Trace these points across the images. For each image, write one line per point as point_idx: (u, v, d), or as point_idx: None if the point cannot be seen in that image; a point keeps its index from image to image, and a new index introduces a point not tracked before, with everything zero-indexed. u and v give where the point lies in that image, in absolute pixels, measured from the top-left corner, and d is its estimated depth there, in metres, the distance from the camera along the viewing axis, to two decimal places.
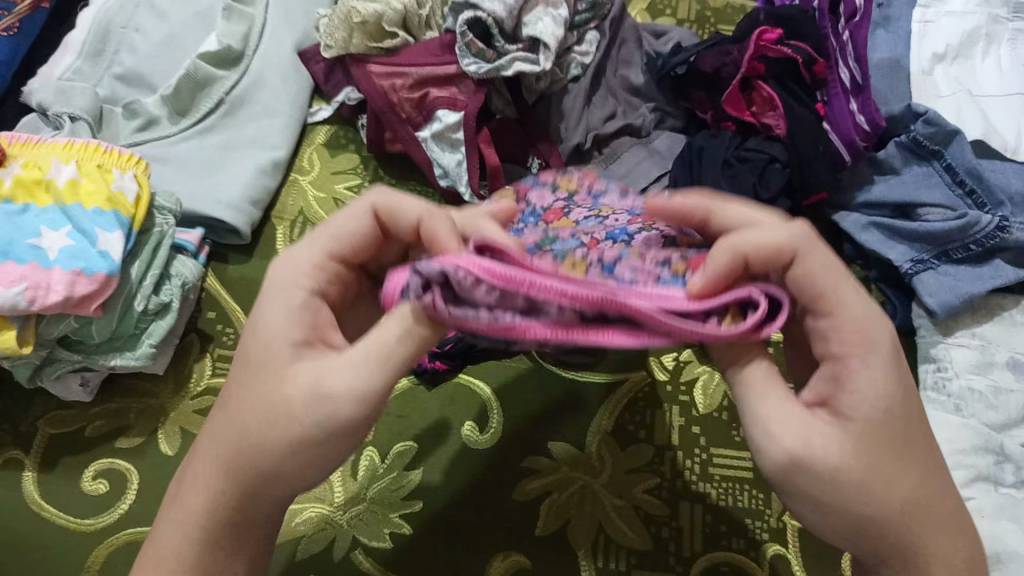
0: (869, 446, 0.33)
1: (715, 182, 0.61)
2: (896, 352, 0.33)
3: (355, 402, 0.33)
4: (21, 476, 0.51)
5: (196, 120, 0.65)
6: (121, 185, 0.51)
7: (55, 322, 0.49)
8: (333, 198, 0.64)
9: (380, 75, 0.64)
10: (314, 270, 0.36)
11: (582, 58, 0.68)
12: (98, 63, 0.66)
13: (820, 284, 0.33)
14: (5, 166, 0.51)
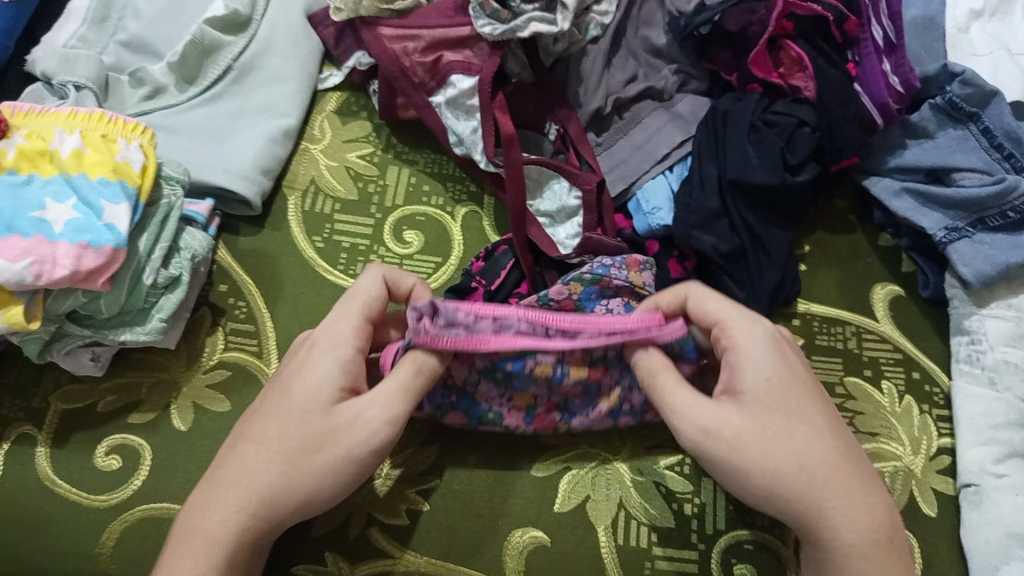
0: (751, 415, 0.44)
1: (741, 150, 0.59)
2: (770, 343, 0.46)
3: (392, 423, 0.43)
4: (33, 452, 0.51)
5: (204, 88, 0.63)
6: (126, 156, 0.49)
7: (63, 297, 0.48)
8: (345, 167, 0.63)
9: (391, 39, 0.61)
10: (354, 334, 0.46)
11: (602, 18, 0.64)
12: (102, 29, 0.64)
13: (714, 311, 0.48)
14: (8, 136, 0.49)
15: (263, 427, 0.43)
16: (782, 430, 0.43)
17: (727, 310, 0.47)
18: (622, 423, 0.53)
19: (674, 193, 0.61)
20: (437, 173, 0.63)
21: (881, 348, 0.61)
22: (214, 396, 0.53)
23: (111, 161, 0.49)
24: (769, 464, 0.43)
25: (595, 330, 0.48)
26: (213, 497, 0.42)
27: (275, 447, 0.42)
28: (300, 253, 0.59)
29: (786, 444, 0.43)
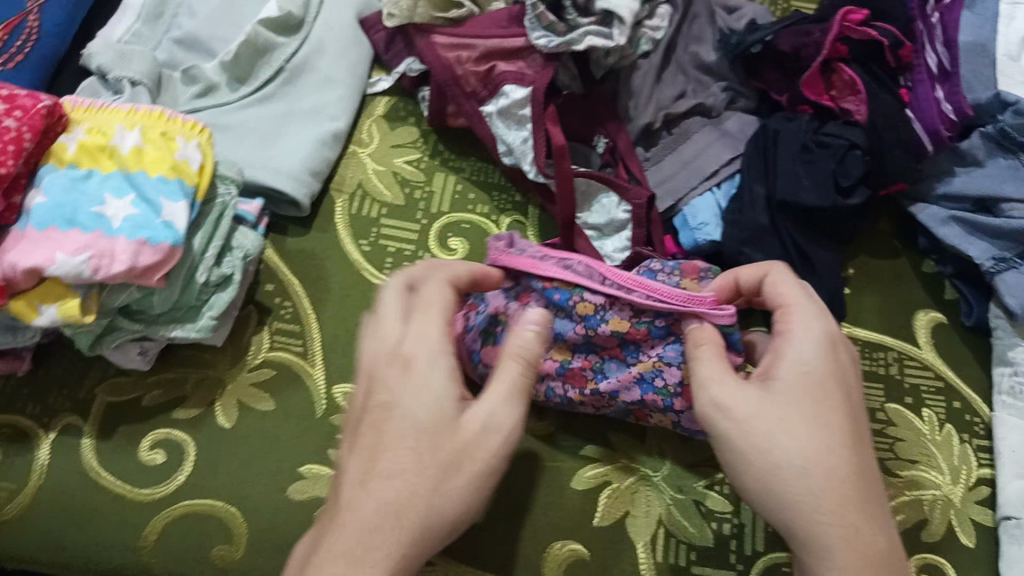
0: (773, 404, 0.43)
1: (794, 171, 0.59)
2: (827, 338, 0.45)
3: (503, 435, 0.43)
4: (79, 444, 0.51)
5: (255, 87, 0.63)
6: (185, 154, 0.50)
7: (118, 291, 0.48)
8: (393, 172, 0.63)
9: (446, 47, 0.61)
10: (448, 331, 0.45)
11: (654, 33, 0.63)
12: (157, 26, 0.65)
13: (783, 298, 0.47)
14: (68, 130, 0.50)
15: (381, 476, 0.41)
16: (798, 422, 0.42)
17: (799, 303, 0.46)
18: (649, 402, 0.52)
19: (722, 210, 0.61)
20: (482, 180, 0.63)
21: (922, 376, 0.61)
22: (260, 395, 0.53)
23: (170, 159, 0.49)
24: (757, 445, 0.43)
25: (646, 291, 0.50)
26: (338, 529, 0.41)
27: (412, 479, 0.41)
28: (347, 257, 0.59)
29: (782, 441, 0.42)
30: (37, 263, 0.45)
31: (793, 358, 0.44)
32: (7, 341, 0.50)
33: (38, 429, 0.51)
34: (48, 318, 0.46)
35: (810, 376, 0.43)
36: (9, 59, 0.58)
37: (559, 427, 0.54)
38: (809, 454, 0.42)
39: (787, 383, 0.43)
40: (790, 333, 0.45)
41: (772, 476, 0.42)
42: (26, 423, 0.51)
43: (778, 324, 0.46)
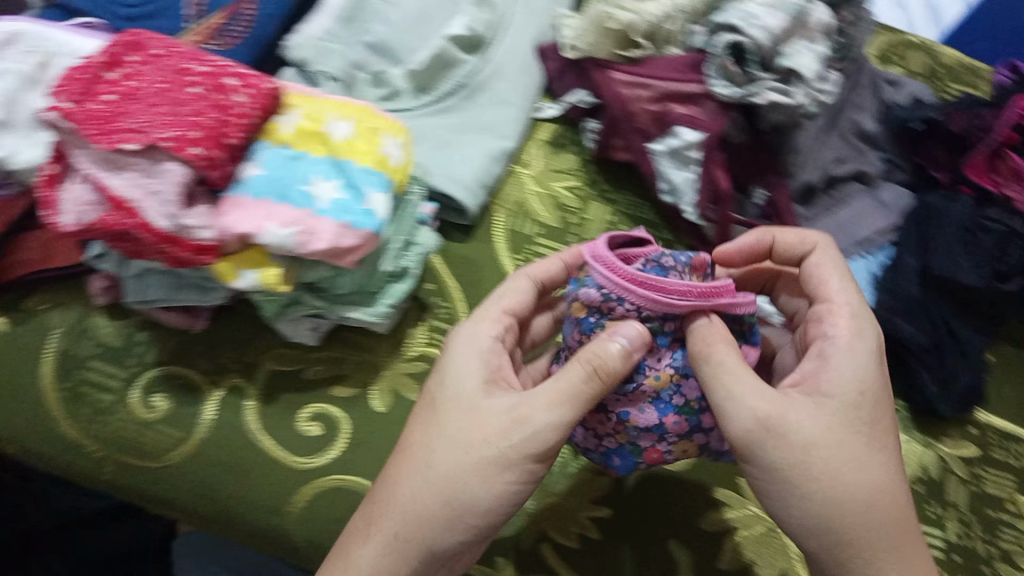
0: (840, 428, 0.41)
1: (953, 252, 0.59)
2: (875, 342, 0.44)
3: (553, 430, 0.41)
4: (243, 404, 0.54)
5: (436, 98, 0.65)
6: (388, 151, 0.53)
7: (309, 269, 0.51)
8: (552, 195, 0.65)
9: (623, 83, 0.62)
10: (498, 321, 0.46)
11: (819, 94, 0.59)
12: (351, 28, 0.66)
13: (833, 289, 0.46)
14: (284, 112, 0.53)
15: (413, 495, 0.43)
16: (853, 459, 0.41)
17: (847, 296, 0.45)
18: (670, 425, 0.43)
19: (874, 277, 0.62)
20: (636, 215, 0.65)
21: None
22: (413, 386, 0.56)
23: (373, 153, 0.52)
24: (809, 464, 0.40)
25: (652, 288, 0.41)
26: (385, 512, 0.43)
27: (446, 469, 0.42)
28: (502, 268, 0.61)
29: (847, 472, 0.41)
30: (248, 230, 0.48)
31: (839, 368, 0.43)
32: (194, 298, 0.53)
33: (206, 384, 0.55)
34: (247, 283, 0.49)
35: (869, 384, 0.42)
36: (224, 41, 0.61)
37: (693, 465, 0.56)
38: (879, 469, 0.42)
39: (847, 391, 0.42)
40: (835, 329, 0.44)
41: (814, 498, 0.40)
42: (197, 378, 0.55)
43: (825, 322, 0.45)
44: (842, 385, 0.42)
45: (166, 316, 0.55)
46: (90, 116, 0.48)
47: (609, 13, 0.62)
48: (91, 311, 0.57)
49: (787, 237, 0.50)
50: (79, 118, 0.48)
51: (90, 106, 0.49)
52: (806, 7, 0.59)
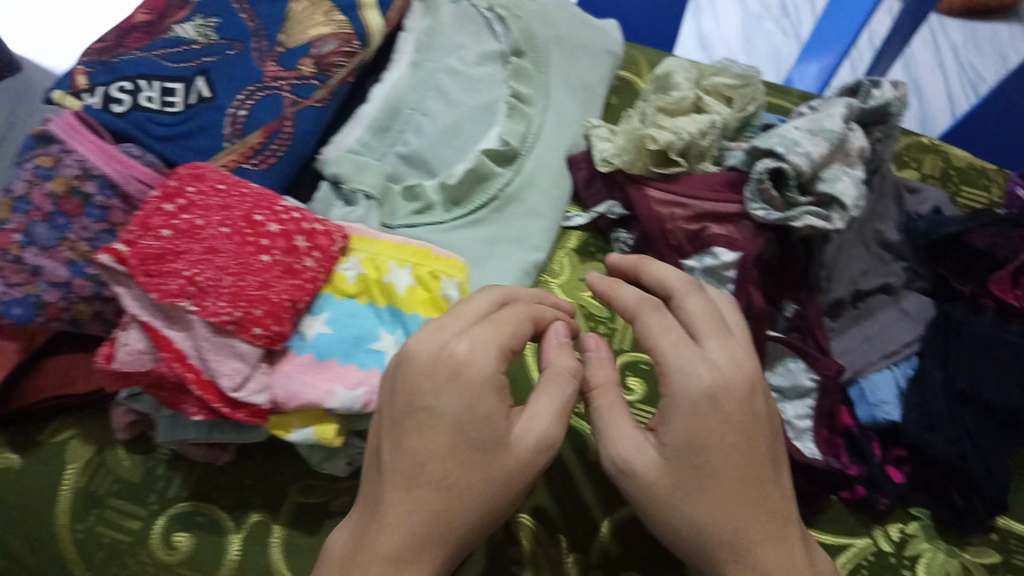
0: (774, 534, 0.43)
1: (978, 370, 0.61)
2: (749, 395, 0.43)
3: (547, 448, 0.43)
4: (270, 541, 0.53)
5: (468, 211, 0.64)
6: (448, 293, 0.51)
7: (365, 417, 0.51)
8: (580, 306, 0.65)
9: (659, 202, 0.63)
10: (499, 354, 0.42)
11: (765, 212, 0.59)
12: (383, 139, 0.66)
13: (694, 368, 0.42)
14: (344, 257, 0.52)
15: (433, 466, 0.41)
16: (749, 498, 0.43)
17: (731, 371, 0.43)
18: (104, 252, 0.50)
19: (902, 390, 0.63)
20: None
21: None
22: None
23: (435, 301, 0.51)
24: (731, 544, 0.42)
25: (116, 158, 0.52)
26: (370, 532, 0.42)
27: (474, 481, 0.41)
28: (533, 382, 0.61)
29: (687, 506, 0.42)
30: (318, 397, 0.48)
31: (715, 491, 0.42)
32: (232, 436, 0.50)
33: (230, 523, 0.53)
34: (302, 436, 0.49)
35: (729, 459, 0.42)
36: (262, 160, 0.59)
37: None
38: (758, 540, 0.43)
39: (684, 437, 0.42)
40: (690, 368, 0.42)
41: (721, 524, 0.42)
42: (219, 513, 0.54)
43: (687, 372, 0.42)
44: (675, 423, 0.42)
45: (190, 450, 0.53)
46: (147, 258, 0.47)
47: (651, 133, 0.62)
48: (110, 447, 0.55)
49: (685, 302, 0.46)
50: (134, 261, 0.47)
51: (149, 246, 0.48)
52: (836, 125, 0.59)
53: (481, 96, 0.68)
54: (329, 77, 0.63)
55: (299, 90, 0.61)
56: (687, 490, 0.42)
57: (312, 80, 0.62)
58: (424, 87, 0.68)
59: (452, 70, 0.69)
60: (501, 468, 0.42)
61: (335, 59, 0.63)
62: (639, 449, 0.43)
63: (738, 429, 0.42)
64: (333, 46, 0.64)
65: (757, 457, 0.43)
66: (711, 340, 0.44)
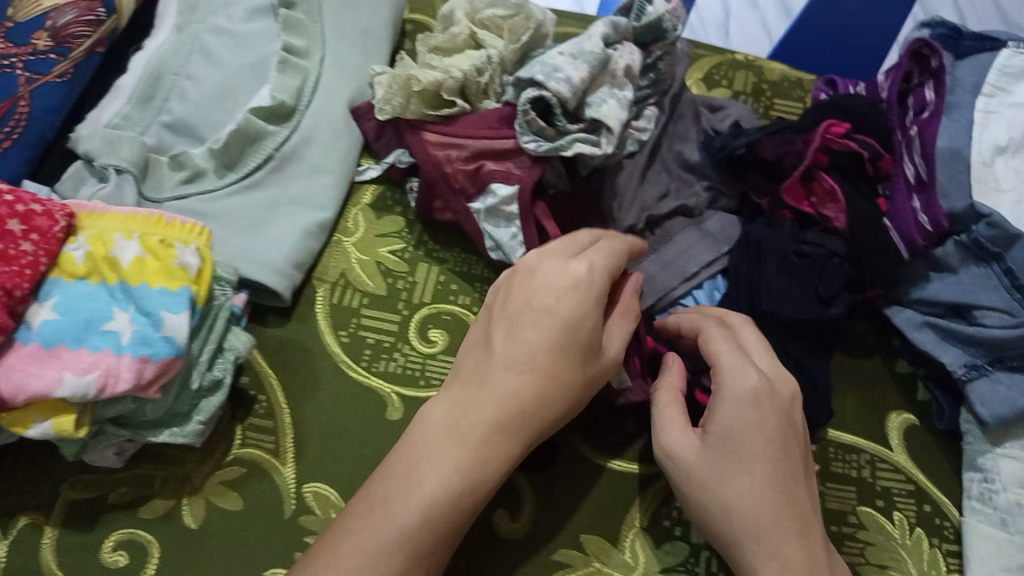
0: (783, 512, 0.48)
1: (774, 283, 0.60)
2: (752, 398, 0.50)
3: (606, 369, 0.50)
4: (39, 543, 0.52)
5: (243, 175, 0.61)
6: (183, 260, 0.49)
7: (111, 404, 0.48)
8: (377, 263, 0.62)
9: (435, 145, 0.60)
10: (573, 281, 0.50)
11: (535, 143, 0.57)
12: (147, 108, 0.63)
13: (744, 372, 0.50)
14: (72, 239, 0.50)
15: (470, 420, 0.47)
16: (727, 466, 0.48)
17: (743, 373, 0.51)
18: None
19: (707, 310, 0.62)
20: (465, 271, 0.63)
21: (895, 479, 0.63)
22: (223, 490, 0.54)
23: (167, 270, 0.49)
24: (749, 525, 0.47)
25: None
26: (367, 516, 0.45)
27: (519, 417, 0.47)
28: (323, 349, 0.59)
29: (742, 476, 0.48)
30: (45, 386, 0.45)
31: (747, 479, 0.48)
32: None
33: None
34: (39, 432, 0.47)
35: (753, 436, 0.49)
36: None
37: (530, 527, 0.57)
38: (788, 534, 0.47)
39: (728, 423, 0.49)
40: (745, 369, 0.51)
41: (737, 491, 0.48)
42: None
43: (731, 376, 0.51)
44: (720, 419, 0.50)
45: None
46: None
47: (414, 74, 0.59)
48: None
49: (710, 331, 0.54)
50: None
51: None
52: (597, 45, 0.57)
53: (250, 53, 0.65)
54: (70, 49, 0.59)
55: (35, 66, 0.58)
56: (730, 469, 0.48)
57: (49, 54, 0.59)
58: (189, 49, 0.65)
59: (216, 28, 0.66)
60: (505, 393, 0.47)
61: (78, 29, 0.60)
62: (688, 438, 0.50)
63: (773, 422, 0.49)
64: (72, 17, 0.60)
65: (789, 456, 0.50)
66: (750, 342, 0.54)
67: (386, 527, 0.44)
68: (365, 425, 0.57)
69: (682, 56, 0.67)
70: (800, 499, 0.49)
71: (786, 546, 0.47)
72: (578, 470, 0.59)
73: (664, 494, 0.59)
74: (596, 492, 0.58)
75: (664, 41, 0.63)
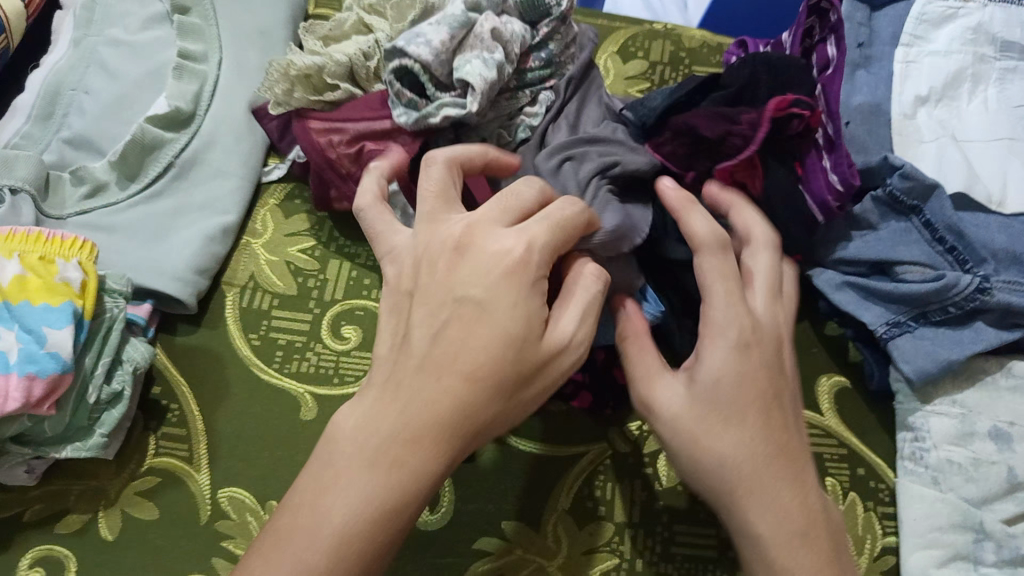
0: (774, 462, 0.43)
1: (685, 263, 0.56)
2: (741, 341, 0.45)
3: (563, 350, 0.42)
4: None
5: (145, 185, 0.61)
6: (65, 275, 0.49)
7: (8, 423, 0.48)
8: (286, 263, 0.62)
9: (318, 132, 0.59)
10: (514, 247, 0.42)
11: (405, 116, 0.56)
12: (48, 126, 0.63)
13: (741, 309, 0.45)
14: None
15: (410, 411, 0.40)
16: (719, 417, 0.43)
17: (736, 312, 0.45)
18: None
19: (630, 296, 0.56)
20: (378, 266, 0.62)
21: (826, 443, 0.62)
22: (139, 500, 0.53)
23: (51, 286, 0.49)
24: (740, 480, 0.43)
25: None
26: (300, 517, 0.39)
27: (465, 404, 0.40)
28: (234, 354, 0.58)
29: (732, 428, 0.43)
30: None
31: (737, 429, 0.43)
32: None
33: None
34: None
35: (744, 384, 0.44)
36: None
37: (450, 519, 0.55)
38: (781, 484, 0.43)
39: (719, 371, 0.44)
40: (738, 310, 0.45)
41: (729, 446, 0.43)
42: None
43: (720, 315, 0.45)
44: (711, 366, 0.44)
45: None
46: None
47: (292, 59, 0.58)
48: None
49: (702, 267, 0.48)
50: None
51: None
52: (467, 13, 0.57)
53: (147, 63, 0.66)
54: None
55: None
56: (714, 423, 0.43)
57: None
58: (86, 63, 0.66)
59: (114, 40, 0.66)
60: (445, 375, 0.40)
61: None
62: (668, 385, 0.45)
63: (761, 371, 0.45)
64: None
65: (781, 399, 0.45)
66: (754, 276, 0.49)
67: (319, 524, 0.38)
68: (278, 427, 0.56)
69: (585, 44, 0.66)
70: (793, 444, 0.44)
71: (777, 508, 0.42)
72: (500, 457, 0.57)
73: (589, 473, 0.57)
74: (518, 477, 0.57)
75: (559, 18, 0.62)
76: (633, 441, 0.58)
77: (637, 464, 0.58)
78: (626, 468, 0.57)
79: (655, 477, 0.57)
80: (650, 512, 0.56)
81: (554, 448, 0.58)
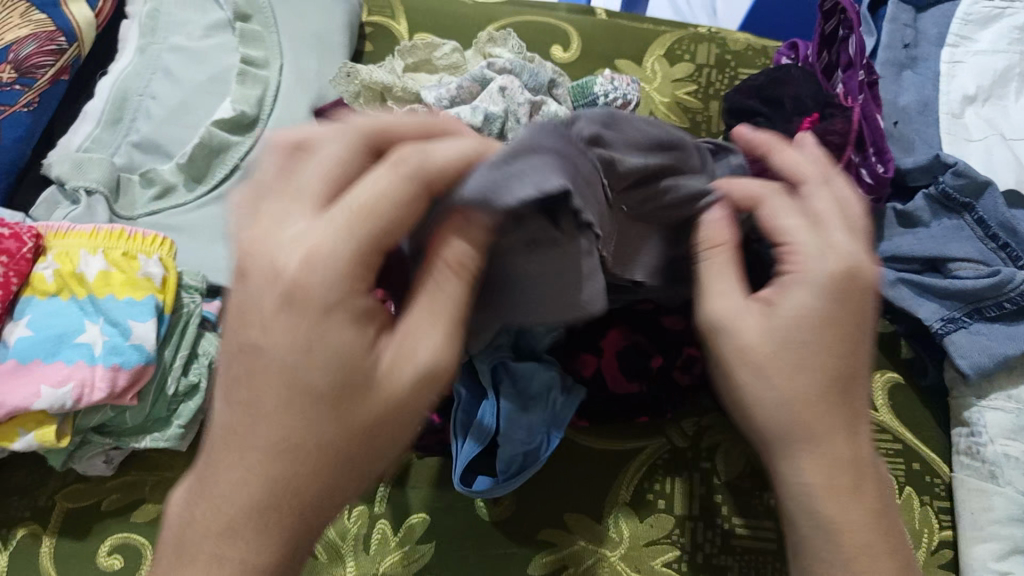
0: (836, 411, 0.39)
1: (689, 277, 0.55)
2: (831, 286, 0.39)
3: (443, 354, 0.36)
4: (38, 551, 0.53)
5: (213, 187, 0.63)
6: (147, 271, 0.51)
7: (92, 413, 0.51)
8: None
9: None
10: (326, 227, 0.34)
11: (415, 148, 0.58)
12: (117, 130, 0.65)
13: (828, 240, 0.40)
14: (41, 258, 0.52)
15: (270, 424, 0.34)
16: (794, 360, 0.39)
17: (825, 245, 0.40)
18: None
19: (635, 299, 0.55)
20: None
21: (882, 439, 0.62)
22: None
23: (135, 280, 0.51)
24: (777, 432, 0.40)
25: None
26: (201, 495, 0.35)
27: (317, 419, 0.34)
28: None
29: (805, 374, 0.39)
30: (23, 400, 0.47)
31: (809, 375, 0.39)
32: None
33: None
34: (25, 443, 0.49)
35: (820, 327, 0.39)
36: None
37: (513, 512, 0.56)
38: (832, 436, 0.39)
39: (798, 314, 0.39)
40: (823, 248, 0.40)
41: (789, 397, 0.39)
42: None
43: (797, 246, 0.41)
44: (792, 300, 0.40)
45: None
46: None
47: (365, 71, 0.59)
48: None
49: (778, 199, 0.43)
50: None
51: None
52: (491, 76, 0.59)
53: (210, 70, 0.68)
54: (35, 80, 0.61)
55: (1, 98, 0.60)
56: (784, 360, 0.39)
57: (14, 85, 0.61)
58: (151, 70, 0.68)
59: (178, 47, 0.69)
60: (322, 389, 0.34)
61: (40, 59, 0.62)
62: (741, 318, 0.40)
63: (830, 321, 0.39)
64: (33, 48, 0.62)
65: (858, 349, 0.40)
66: (817, 203, 0.42)
67: (210, 514, 0.35)
68: None
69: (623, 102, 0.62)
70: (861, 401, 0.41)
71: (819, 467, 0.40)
72: (559, 453, 0.59)
73: (647, 468, 0.58)
74: (578, 472, 0.58)
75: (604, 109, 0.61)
76: (691, 436, 0.59)
77: (693, 459, 0.58)
78: (684, 461, 0.58)
79: (712, 472, 0.58)
80: (709, 505, 0.57)
81: (612, 443, 0.59)
